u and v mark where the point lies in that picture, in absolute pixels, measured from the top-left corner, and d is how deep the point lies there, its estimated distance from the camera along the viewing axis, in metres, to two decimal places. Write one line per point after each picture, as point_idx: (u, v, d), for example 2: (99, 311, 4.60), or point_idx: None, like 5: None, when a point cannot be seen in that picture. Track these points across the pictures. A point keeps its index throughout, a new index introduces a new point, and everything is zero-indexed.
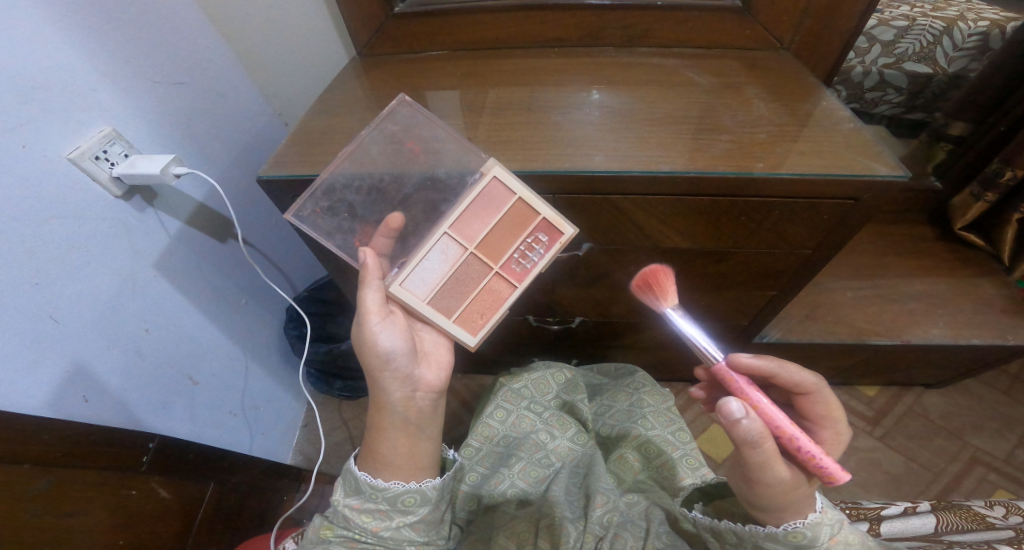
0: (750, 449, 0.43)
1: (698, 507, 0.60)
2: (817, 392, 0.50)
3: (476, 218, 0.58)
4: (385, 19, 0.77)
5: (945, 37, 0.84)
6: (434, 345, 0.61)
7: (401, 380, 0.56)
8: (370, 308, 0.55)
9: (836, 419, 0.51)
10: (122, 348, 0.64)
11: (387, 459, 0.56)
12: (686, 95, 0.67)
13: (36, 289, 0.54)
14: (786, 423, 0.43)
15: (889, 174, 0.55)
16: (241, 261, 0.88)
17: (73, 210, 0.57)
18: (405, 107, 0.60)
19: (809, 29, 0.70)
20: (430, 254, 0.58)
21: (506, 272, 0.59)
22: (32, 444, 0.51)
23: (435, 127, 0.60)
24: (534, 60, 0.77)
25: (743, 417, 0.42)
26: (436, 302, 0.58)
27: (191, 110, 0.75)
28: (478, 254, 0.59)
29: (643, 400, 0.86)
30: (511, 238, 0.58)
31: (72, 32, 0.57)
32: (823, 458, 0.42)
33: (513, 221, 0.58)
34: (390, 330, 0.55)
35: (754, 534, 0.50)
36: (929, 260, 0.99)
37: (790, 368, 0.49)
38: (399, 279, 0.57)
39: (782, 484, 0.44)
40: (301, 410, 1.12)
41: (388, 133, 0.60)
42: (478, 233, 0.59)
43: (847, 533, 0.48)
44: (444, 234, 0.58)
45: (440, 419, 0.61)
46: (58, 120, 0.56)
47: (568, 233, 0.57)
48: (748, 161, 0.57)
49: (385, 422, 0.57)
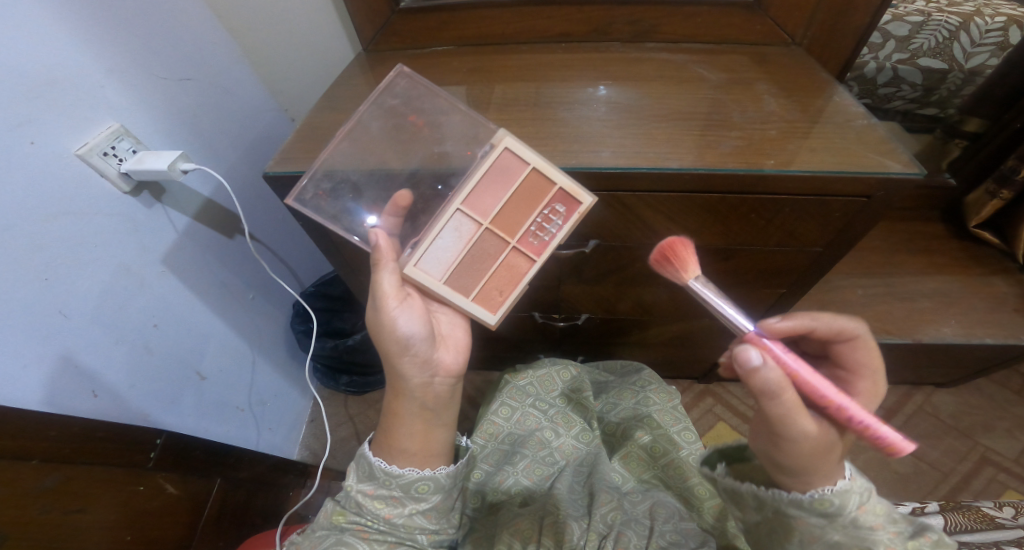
0: (771, 400, 0.41)
1: (720, 466, 0.52)
2: (855, 341, 0.49)
3: (489, 192, 0.56)
4: (391, 14, 0.76)
5: (961, 33, 0.83)
6: (450, 327, 0.60)
7: (419, 365, 0.56)
8: (387, 291, 0.54)
9: (874, 369, 0.49)
10: (128, 344, 0.64)
11: (402, 446, 0.56)
12: (695, 91, 0.66)
13: (45, 285, 0.54)
14: (834, 392, 0.41)
15: (903, 171, 0.54)
16: (248, 256, 0.88)
17: (82, 206, 0.58)
18: (405, 79, 0.60)
19: (822, 24, 0.69)
20: (443, 232, 0.56)
21: (524, 246, 0.57)
22: (42, 439, 0.51)
23: (436, 99, 0.60)
24: (541, 56, 0.76)
25: (763, 366, 0.40)
26: (453, 282, 0.57)
27: (198, 106, 0.76)
28: (493, 230, 0.57)
29: (649, 399, 0.86)
30: (527, 211, 0.56)
31: (79, 29, 0.57)
32: (880, 428, 0.40)
33: (529, 194, 0.56)
34: (407, 314, 0.55)
35: (777, 499, 0.46)
36: (942, 258, 0.98)
37: (823, 319, 0.48)
38: (413, 260, 0.56)
39: (808, 446, 0.42)
40: (307, 405, 1.13)
41: (388, 107, 0.59)
42: (491, 208, 0.57)
43: (876, 503, 0.44)
44: (457, 211, 0.56)
45: (455, 406, 0.61)
46: (64, 117, 0.56)
47: (586, 202, 0.55)
48: (759, 158, 0.57)
49: (402, 408, 0.57)
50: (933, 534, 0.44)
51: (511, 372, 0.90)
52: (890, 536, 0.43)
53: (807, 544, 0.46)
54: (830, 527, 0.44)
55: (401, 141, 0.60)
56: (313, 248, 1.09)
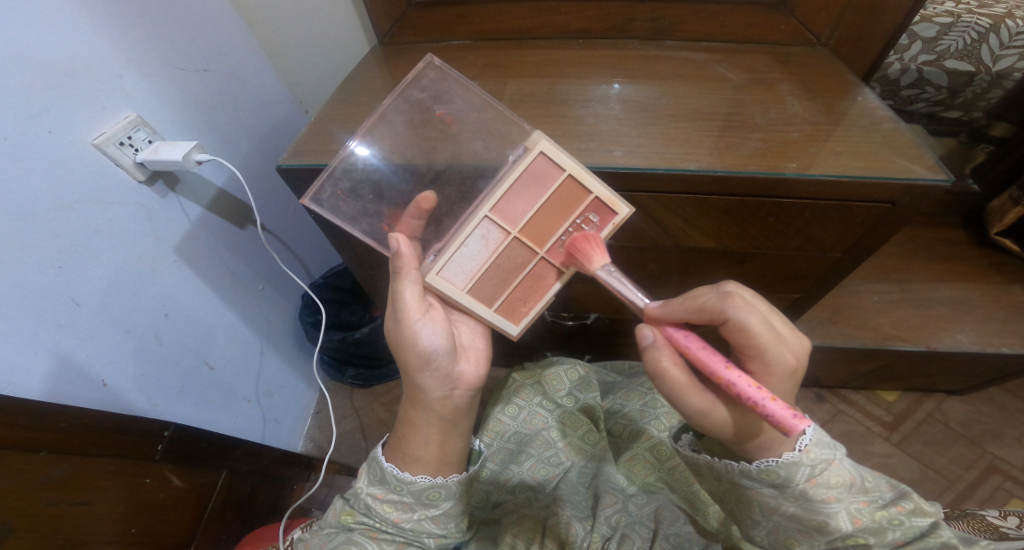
0: (658, 380, 0.44)
1: (686, 436, 0.54)
2: (729, 320, 0.42)
3: (520, 198, 0.55)
4: (407, 8, 0.76)
5: (991, 35, 0.79)
6: (471, 338, 0.60)
7: (440, 379, 0.56)
8: (410, 303, 0.54)
9: (762, 348, 0.42)
10: (139, 335, 0.64)
11: (416, 454, 0.56)
12: (716, 90, 0.65)
13: (59, 273, 0.54)
14: (720, 369, 0.40)
15: (930, 177, 0.53)
16: (259, 247, 0.88)
17: (97, 195, 0.58)
18: (433, 70, 0.59)
19: (849, 24, 0.68)
20: (469, 239, 0.55)
21: (552, 257, 0.56)
22: (49, 432, 0.51)
23: (466, 94, 0.59)
24: (558, 52, 0.75)
25: (650, 343, 0.44)
26: (476, 291, 0.56)
27: (215, 97, 0.75)
28: (521, 239, 0.55)
29: (657, 400, 0.82)
30: (558, 221, 0.55)
31: (98, 18, 0.57)
32: (768, 404, 0.38)
33: (561, 202, 0.55)
34: (430, 326, 0.54)
35: (730, 470, 0.47)
36: (961, 266, 0.97)
37: (693, 299, 0.44)
38: (436, 268, 0.55)
39: (711, 419, 0.43)
40: (314, 397, 1.13)
41: (415, 101, 0.59)
42: (521, 215, 0.55)
43: (832, 475, 0.42)
44: (485, 218, 0.55)
45: (471, 416, 0.60)
46: (81, 105, 0.56)
47: (622, 213, 0.54)
48: (781, 161, 0.56)
49: (420, 418, 0.57)
50: (909, 503, 0.43)
51: (519, 371, 0.90)
52: (856, 506, 0.42)
53: (767, 514, 0.46)
54: (784, 499, 0.44)
55: (428, 139, 0.59)
56: (322, 241, 1.09)
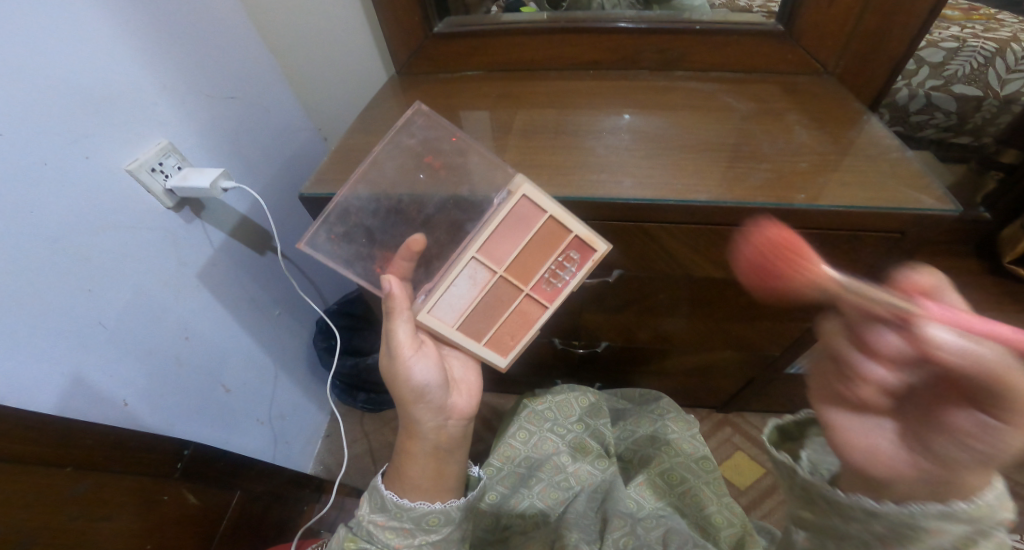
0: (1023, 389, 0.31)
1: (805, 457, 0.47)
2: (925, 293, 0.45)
3: (505, 239, 0.56)
4: (424, 39, 0.79)
5: (997, 58, 0.83)
6: (462, 372, 0.63)
7: (434, 411, 0.59)
8: (402, 341, 0.57)
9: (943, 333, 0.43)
10: (163, 355, 0.66)
11: (414, 482, 0.57)
12: (724, 120, 0.67)
13: (89, 295, 0.56)
14: None
15: (938, 208, 0.53)
16: (278, 273, 0.90)
17: (129, 221, 0.60)
18: (422, 117, 0.60)
19: (854, 54, 0.70)
20: (458, 279, 0.57)
21: (537, 293, 0.58)
22: (76, 448, 0.53)
23: (456, 140, 0.60)
24: (569, 82, 0.77)
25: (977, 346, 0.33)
26: (466, 327, 0.59)
27: (240, 124, 0.78)
28: (507, 278, 0.57)
29: (668, 426, 0.83)
30: (542, 259, 0.57)
31: (136, 52, 0.60)
32: None
33: (544, 241, 0.56)
34: (423, 362, 0.57)
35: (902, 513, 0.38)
36: (975, 293, 0.96)
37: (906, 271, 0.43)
38: (427, 307, 0.57)
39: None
40: (325, 420, 1.14)
41: (406, 146, 0.60)
42: (506, 255, 0.57)
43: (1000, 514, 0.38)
44: (472, 259, 0.57)
45: (466, 443, 0.63)
46: (117, 135, 0.59)
47: (601, 249, 0.56)
48: (789, 193, 0.57)
49: (416, 448, 0.58)
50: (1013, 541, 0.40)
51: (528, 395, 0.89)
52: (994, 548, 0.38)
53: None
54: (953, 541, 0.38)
55: (418, 183, 0.60)
56: None
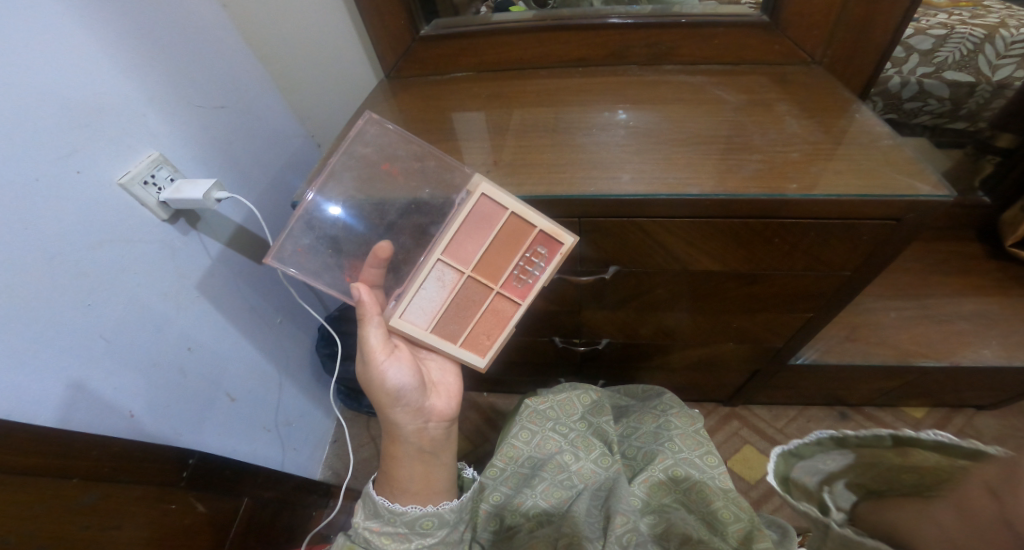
0: None
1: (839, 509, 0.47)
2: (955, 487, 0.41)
3: (469, 240, 0.58)
4: (412, 42, 0.79)
5: (986, 46, 0.80)
6: (440, 374, 0.63)
7: (413, 413, 0.59)
8: (375, 346, 0.57)
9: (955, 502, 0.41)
10: (166, 366, 0.67)
11: (404, 485, 0.59)
12: (715, 113, 0.66)
13: (89, 308, 0.57)
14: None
15: (931, 193, 0.53)
16: (277, 281, 0.91)
17: (126, 234, 0.61)
18: (373, 125, 0.59)
19: (842, 42, 0.69)
20: (427, 281, 0.59)
21: (508, 290, 0.60)
22: (82, 459, 0.54)
23: (407, 145, 0.59)
24: (559, 80, 0.77)
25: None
26: (440, 329, 0.60)
27: (232, 134, 0.79)
28: (475, 277, 0.59)
29: (671, 422, 0.82)
30: (509, 256, 0.59)
31: (125, 66, 0.61)
32: None
33: (510, 238, 0.58)
34: (396, 366, 0.58)
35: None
36: (980, 278, 0.95)
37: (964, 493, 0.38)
38: (398, 312, 0.59)
39: None
40: (331, 425, 1.14)
41: (359, 155, 0.59)
42: (472, 255, 0.59)
43: None
44: (438, 261, 0.59)
45: (454, 444, 0.64)
46: (110, 149, 0.59)
47: (567, 242, 0.57)
48: (781, 182, 0.56)
49: (400, 451, 0.60)
50: None
51: (530, 396, 0.89)
52: None
53: None
54: None
55: (377, 190, 0.60)
56: None
